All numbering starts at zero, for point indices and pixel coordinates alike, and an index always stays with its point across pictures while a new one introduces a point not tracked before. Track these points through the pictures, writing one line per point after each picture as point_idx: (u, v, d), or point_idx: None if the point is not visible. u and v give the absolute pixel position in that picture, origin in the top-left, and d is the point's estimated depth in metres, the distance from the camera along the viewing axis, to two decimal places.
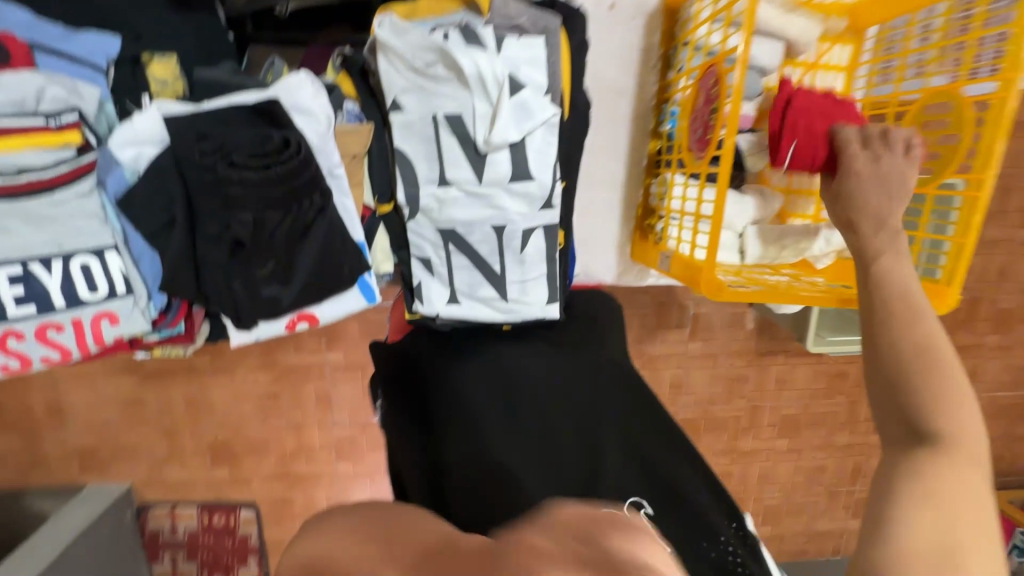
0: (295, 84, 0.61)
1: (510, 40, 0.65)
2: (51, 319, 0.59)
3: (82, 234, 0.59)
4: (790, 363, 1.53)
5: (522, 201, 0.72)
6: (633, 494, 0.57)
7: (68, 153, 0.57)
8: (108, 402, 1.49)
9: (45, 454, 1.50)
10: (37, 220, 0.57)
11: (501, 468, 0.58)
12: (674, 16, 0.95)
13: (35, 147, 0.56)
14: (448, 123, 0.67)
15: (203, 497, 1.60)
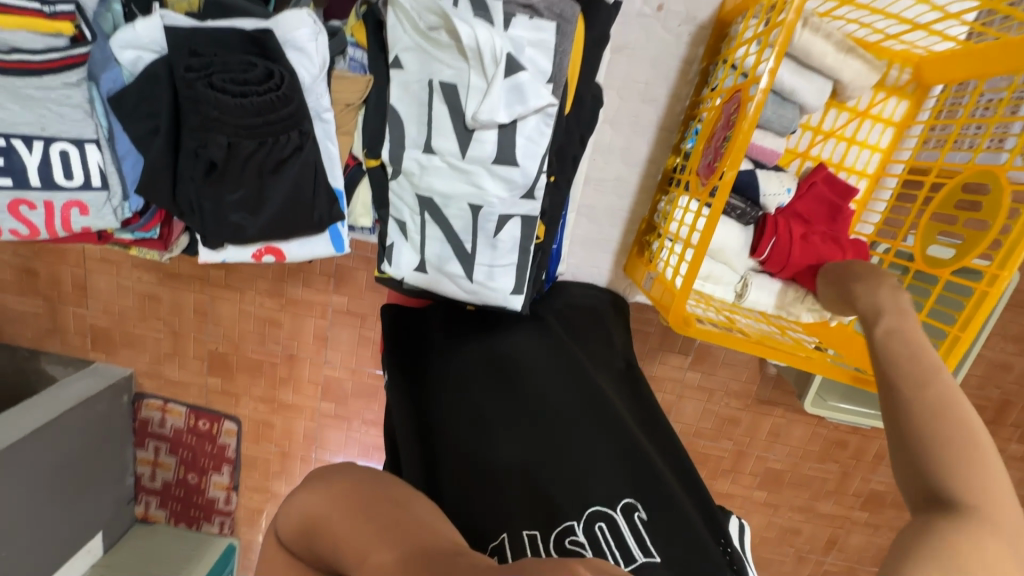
0: (293, 19, 0.61)
1: (519, 19, 0.63)
2: (25, 196, 0.66)
3: (66, 122, 0.64)
4: (788, 419, 1.47)
5: (503, 185, 0.71)
6: (627, 496, 0.59)
7: (59, 41, 0.63)
8: (126, 291, 1.59)
9: (64, 325, 1.62)
10: (24, 99, 0.62)
11: (495, 471, 0.65)
12: (722, 32, 0.90)
13: (26, 28, 0.60)
14: (441, 91, 0.66)
15: (196, 400, 1.70)
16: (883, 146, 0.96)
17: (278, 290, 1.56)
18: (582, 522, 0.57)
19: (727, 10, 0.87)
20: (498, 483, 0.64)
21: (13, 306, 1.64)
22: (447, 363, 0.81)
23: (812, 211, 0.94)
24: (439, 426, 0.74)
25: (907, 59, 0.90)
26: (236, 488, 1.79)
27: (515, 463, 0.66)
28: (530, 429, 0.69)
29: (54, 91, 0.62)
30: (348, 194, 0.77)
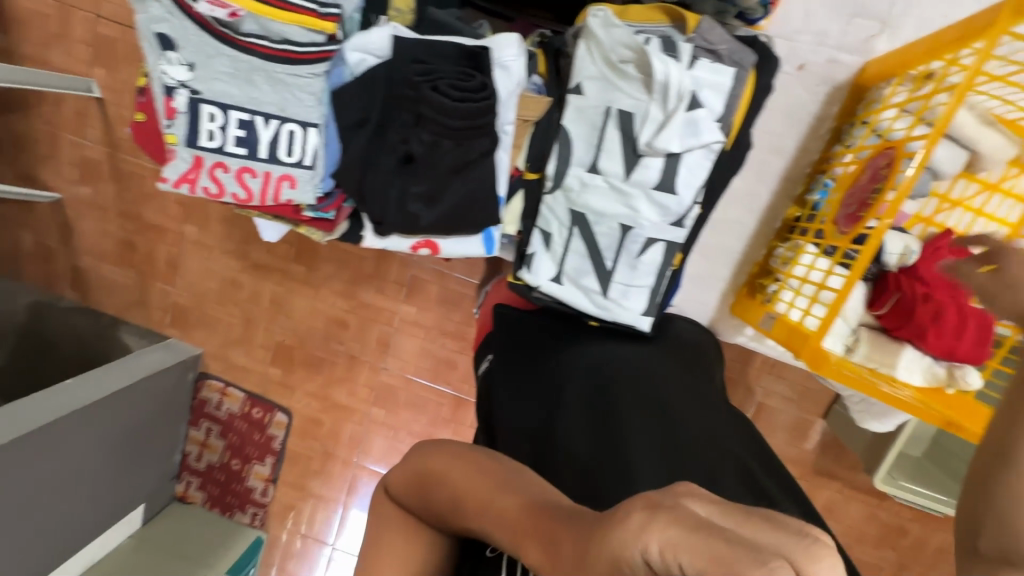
0: (504, 42, 0.68)
1: (703, 62, 0.68)
2: (251, 166, 0.66)
3: (301, 106, 0.65)
4: (843, 494, 1.43)
5: (657, 211, 0.75)
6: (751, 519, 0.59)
7: (318, 38, 0.63)
8: (211, 275, 1.71)
9: (148, 298, 1.76)
10: (274, 80, 0.63)
11: (620, 458, 0.62)
12: (859, 96, 0.94)
13: (295, 24, 0.61)
14: (618, 117, 0.72)
15: (254, 389, 1.77)
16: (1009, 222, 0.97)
17: (352, 293, 1.67)
18: None
19: (869, 76, 0.92)
20: (625, 471, 0.60)
21: (106, 275, 1.77)
22: (561, 355, 0.77)
23: (935, 275, 0.94)
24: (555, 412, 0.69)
25: None
26: (274, 481, 1.81)
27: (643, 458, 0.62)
28: (655, 428, 0.67)
29: (304, 80, 0.64)
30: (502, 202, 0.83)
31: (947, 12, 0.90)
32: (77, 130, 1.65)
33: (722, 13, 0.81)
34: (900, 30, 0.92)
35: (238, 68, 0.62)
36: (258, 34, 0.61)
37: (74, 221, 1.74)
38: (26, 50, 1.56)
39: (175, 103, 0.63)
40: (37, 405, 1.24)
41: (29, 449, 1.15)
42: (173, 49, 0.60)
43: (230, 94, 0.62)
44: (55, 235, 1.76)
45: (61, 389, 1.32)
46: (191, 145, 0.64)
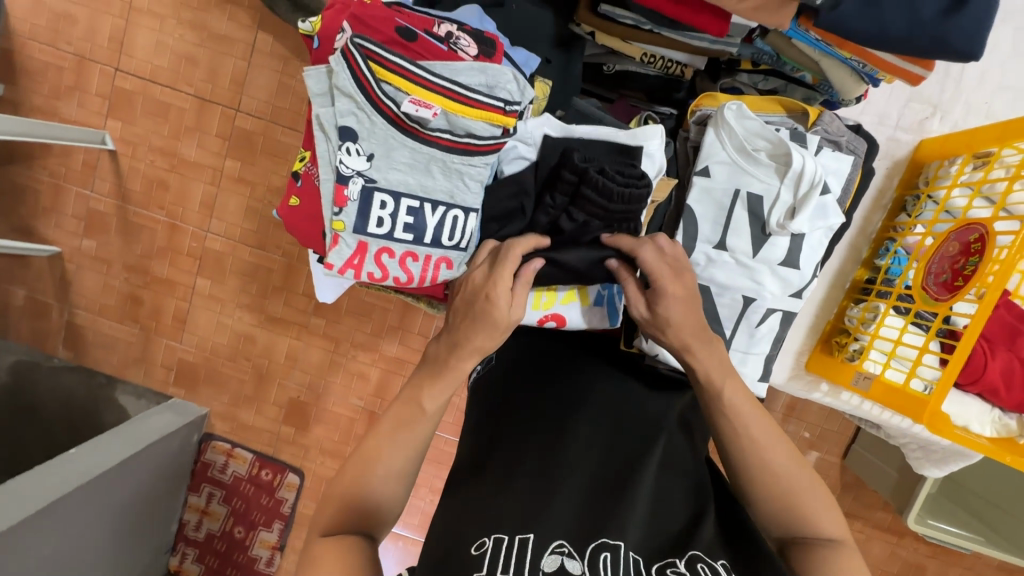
0: (650, 134, 0.73)
1: (826, 151, 0.75)
2: (415, 249, 0.67)
3: (470, 192, 0.66)
4: None
5: (779, 284, 0.80)
6: (722, 556, 0.60)
7: (498, 132, 0.63)
8: (223, 329, 1.61)
9: (152, 355, 1.64)
10: (451, 171, 0.64)
11: (610, 502, 0.64)
12: (917, 170, 1.04)
13: (481, 120, 0.62)
14: (746, 200, 0.77)
15: (263, 449, 1.66)
16: None
17: (376, 345, 1.59)
18: (683, 560, 0.58)
19: (926, 153, 1.02)
20: (617, 524, 0.60)
21: (105, 331, 1.64)
22: (534, 399, 0.77)
23: (994, 332, 1.02)
24: (553, 452, 0.70)
25: None
26: (282, 549, 1.67)
27: (637, 518, 0.62)
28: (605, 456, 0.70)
29: (476, 169, 0.65)
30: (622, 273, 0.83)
31: (989, 100, 1.03)
32: (83, 180, 1.55)
33: (810, 100, 0.89)
34: (949, 114, 1.04)
35: (420, 161, 0.63)
36: (444, 130, 0.62)
37: (73, 275, 1.61)
38: (37, 100, 1.49)
39: (346, 192, 0.63)
40: (24, 488, 1.17)
41: (18, 535, 1.09)
42: (354, 141, 0.61)
43: (407, 183, 0.63)
44: (49, 290, 1.63)
45: (54, 466, 1.25)
46: (361, 231, 0.64)
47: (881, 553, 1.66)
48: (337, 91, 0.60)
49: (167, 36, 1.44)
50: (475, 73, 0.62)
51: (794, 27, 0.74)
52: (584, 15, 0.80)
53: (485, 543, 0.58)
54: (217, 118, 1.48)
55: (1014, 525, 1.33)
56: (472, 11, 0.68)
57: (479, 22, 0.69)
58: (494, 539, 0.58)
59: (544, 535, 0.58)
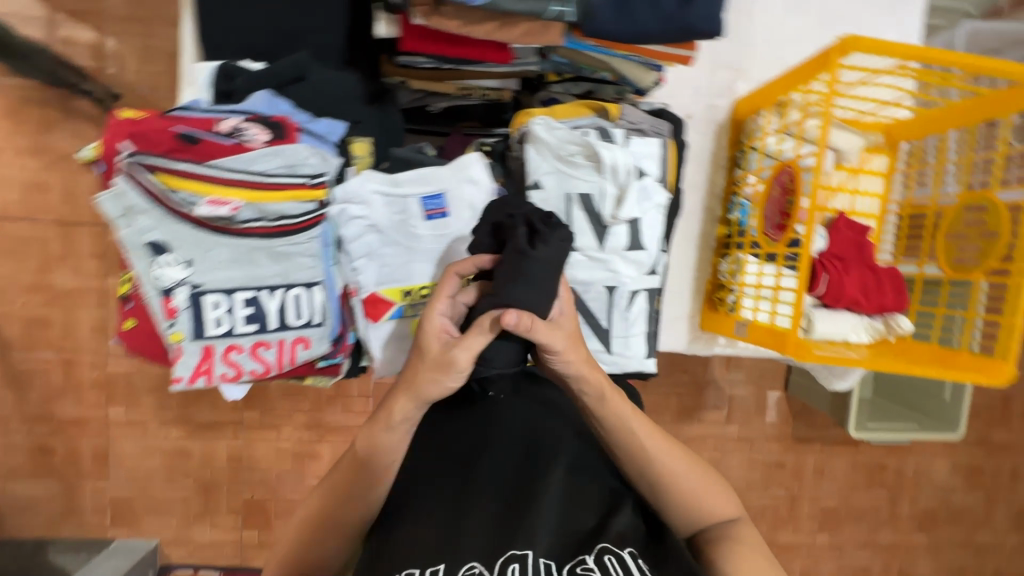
0: (469, 162, 0.76)
1: (635, 139, 0.81)
2: (264, 338, 0.67)
3: (305, 269, 0.67)
4: (825, 452, 1.76)
5: (633, 267, 0.85)
6: (632, 544, 0.60)
7: (311, 206, 0.65)
8: (152, 452, 1.51)
9: (79, 505, 1.49)
10: (277, 255, 0.65)
11: (523, 508, 0.62)
12: (739, 127, 1.14)
13: (289, 199, 0.64)
14: (579, 201, 0.81)
15: (228, 562, 1.55)
16: (880, 192, 1.18)
17: (319, 420, 1.56)
18: (593, 553, 0.59)
19: (742, 111, 1.12)
20: (524, 532, 0.59)
21: (20, 494, 1.49)
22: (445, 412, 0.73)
23: (843, 251, 1.12)
24: (467, 474, 0.67)
25: (879, 127, 1.15)
26: None
27: (548, 519, 0.61)
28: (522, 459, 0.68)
29: (302, 246, 0.66)
30: None
31: (780, 53, 1.14)
32: None
33: (622, 93, 0.94)
34: (750, 73, 1.14)
35: (241, 253, 0.64)
36: (256, 218, 0.64)
37: None
38: None
39: (175, 301, 0.63)
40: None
41: None
42: (168, 252, 0.62)
43: (235, 278, 0.64)
44: None
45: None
46: (203, 336, 0.64)
47: (844, 467, 1.77)
48: (134, 209, 0.61)
49: (6, 169, 1.36)
50: (271, 157, 0.63)
51: (571, 37, 0.78)
52: (389, 67, 0.87)
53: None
54: (86, 238, 1.40)
55: (941, 406, 1.45)
56: (259, 98, 0.75)
57: (269, 106, 0.75)
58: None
59: (453, 562, 0.57)
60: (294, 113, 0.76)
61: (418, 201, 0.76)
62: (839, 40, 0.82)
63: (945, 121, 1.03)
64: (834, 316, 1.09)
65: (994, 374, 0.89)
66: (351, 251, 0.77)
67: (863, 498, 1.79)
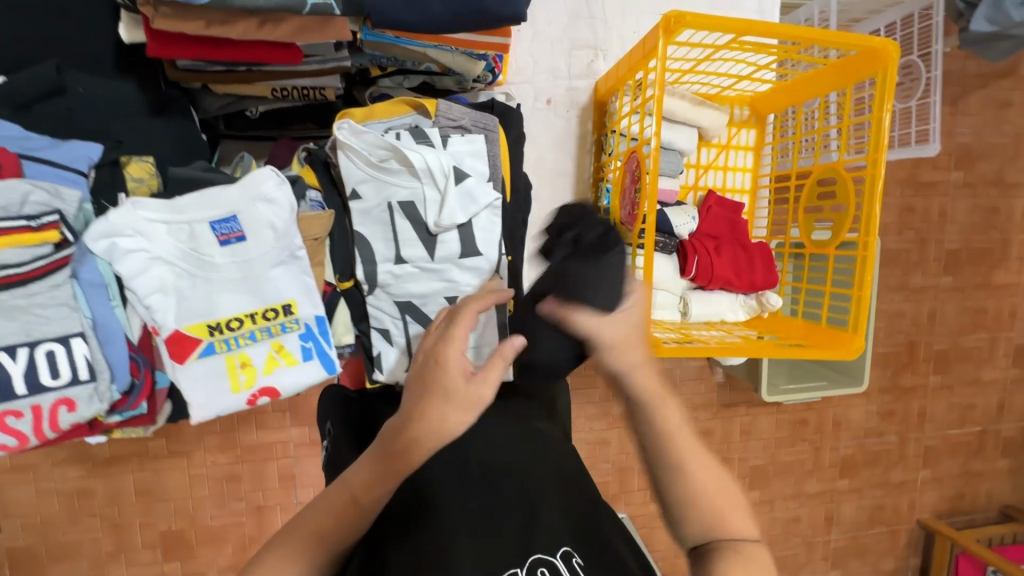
0: (261, 177, 0.70)
1: (454, 138, 0.75)
2: (12, 405, 0.61)
3: (52, 321, 0.62)
4: (750, 413, 1.65)
5: (472, 274, 0.79)
6: (565, 542, 0.52)
7: (44, 249, 0.61)
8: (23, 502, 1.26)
9: None
10: (10, 311, 0.60)
11: (451, 518, 0.53)
12: (602, 109, 1.09)
13: (12, 246, 0.60)
14: (401, 209, 0.75)
15: None
16: (750, 167, 1.16)
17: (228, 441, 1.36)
18: (524, 568, 0.50)
19: (602, 93, 1.07)
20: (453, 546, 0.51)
21: None
22: None
23: (716, 230, 1.09)
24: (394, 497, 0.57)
25: (743, 100, 1.12)
26: None
27: (480, 527, 0.53)
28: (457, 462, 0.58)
29: (42, 296, 0.61)
30: (327, 318, 0.79)
31: (636, 28, 1.09)
32: None
33: (463, 83, 0.89)
34: (610, 51, 1.09)
35: None
36: None
37: None
38: None
39: None
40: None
41: None
42: None
43: None
44: None
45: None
46: None
47: (767, 425, 1.67)
48: None
49: None
50: None
51: (367, 29, 0.74)
52: (170, 71, 0.73)
53: None
54: None
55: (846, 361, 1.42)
56: None
57: None
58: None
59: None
60: (34, 138, 0.65)
61: (208, 226, 0.69)
62: (666, 14, 0.78)
63: (800, 93, 1.01)
64: (706, 298, 1.08)
65: (847, 348, 0.91)
66: (137, 289, 0.67)
67: (789, 453, 1.70)
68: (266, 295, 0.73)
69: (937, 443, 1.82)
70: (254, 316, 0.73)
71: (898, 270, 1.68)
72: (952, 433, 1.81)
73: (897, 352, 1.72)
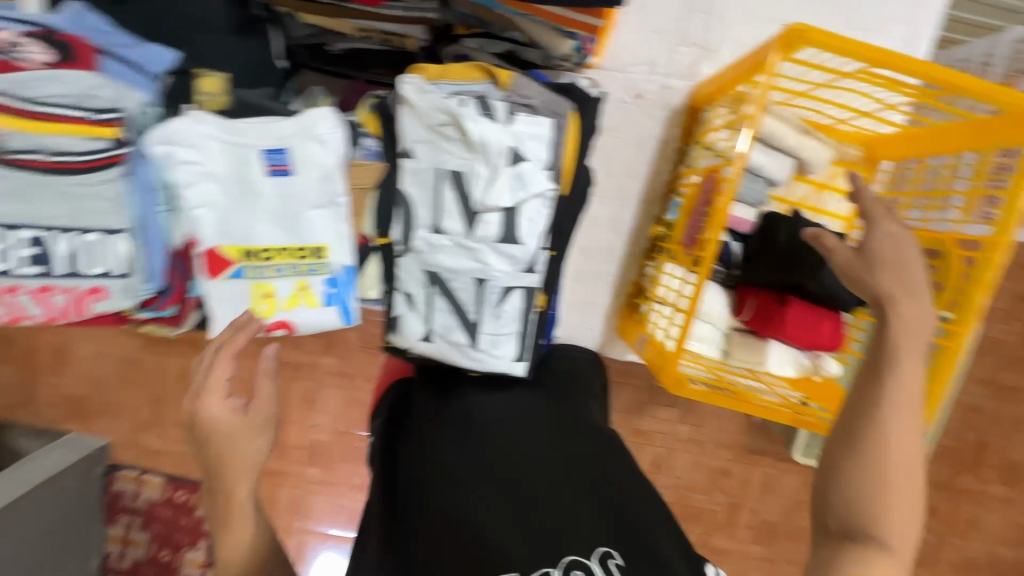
0: (321, 117, 0.69)
1: (520, 116, 0.70)
2: (53, 282, 0.67)
3: (100, 214, 0.66)
4: (778, 468, 1.46)
5: (506, 261, 0.76)
6: (602, 543, 0.55)
7: (102, 144, 0.64)
8: (103, 359, 1.38)
9: (33, 398, 1.38)
10: (65, 196, 0.65)
11: (488, 520, 0.59)
12: (695, 117, 1.00)
13: (75, 135, 0.63)
14: (450, 178, 0.72)
15: (171, 469, 1.42)
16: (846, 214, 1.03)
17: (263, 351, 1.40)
18: (557, 571, 0.54)
19: (699, 99, 0.97)
20: (496, 545, 0.56)
21: None
22: (420, 426, 0.73)
23: None
24: (440, 491, 0.63)
25: (857, 139, 1.00)
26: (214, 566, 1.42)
27: (517, 527, 0.58)
28: (489, 466, 0.65)
29: (93, 189, 0.65)
30: (357, 269, 0.79)
31: (755, 34, 0.98)
32: None
33: (550, 61, 0.82)
34: (718, 54, 0.99)
35: (23, 187, 0.64)
36: (38, 149, 0.63)
37: None
38: None
39: None
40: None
41: None
42: None
43: (17, 213, 0.64)
44: None
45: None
46: None
47: (794, 485, 1.48)
48: None
49: None
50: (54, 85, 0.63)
51: None
52: None
53: None
54: None
55: None
56: (64, 10, 0.64)
57: (74, 23, 0.65)
58: None
59: None
60: (115, 36, 0.67)
61: (260, 153, 0.70)
62: (788, 27, 0.68)
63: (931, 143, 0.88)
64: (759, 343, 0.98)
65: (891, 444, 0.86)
66: (184, 200, 0.69)
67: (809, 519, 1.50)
68: (301, 234, 0.73)
69: (980, 556, 1.61)
70: (286, 251, 0.74)
71: (989, 362, 1.47)
72: (1000, 551, 1.60)
73: (961, 448, 1.53)
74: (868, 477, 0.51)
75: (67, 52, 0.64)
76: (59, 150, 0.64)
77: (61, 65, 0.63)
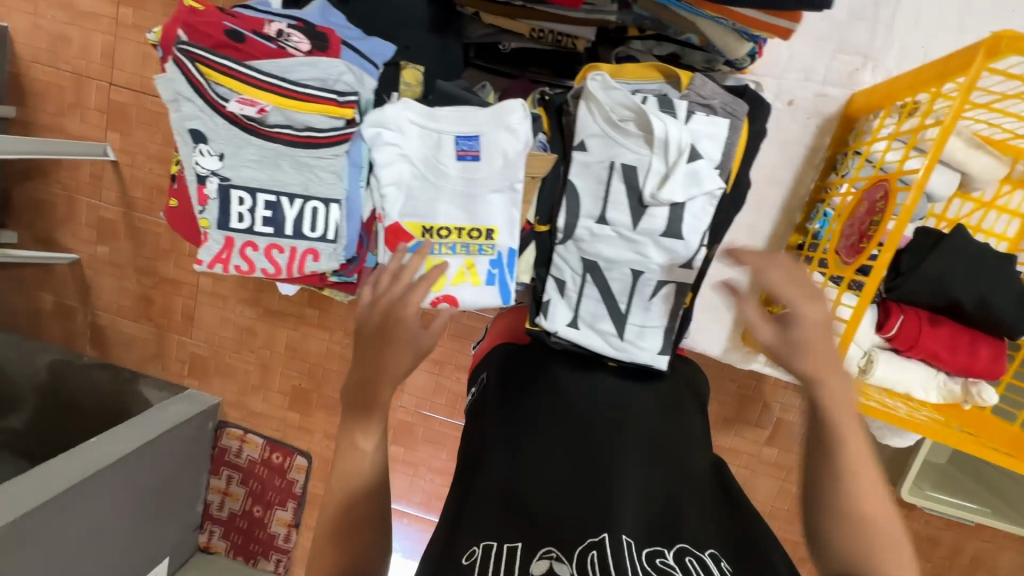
0: (510, 108, 0.75)
1: (699, 116, 0.74)
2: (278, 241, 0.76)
3: (324, 184, 0.74)
4: None
5: (665, 255, 0.78)
6: (712, 545, 0.54)
7: (340, 123, 0.73)
8: (225, 324, 1.47)
9: (166, 350, 1.52)
10: (300, 166, 0.73)
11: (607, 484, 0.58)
12: (849, 126, 0.98)
13: (320, 113, 0.72)
14: (622, 172, 0.76)
15: (270, 431, 1.52)
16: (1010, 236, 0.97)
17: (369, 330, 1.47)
18: (670, 551, 0.52)
19: (857, 107, 0.95)
20: (613, 508, 0.55)
21: (124, 330, 1.53)
22: (541, 383, 0.74)
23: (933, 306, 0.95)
24: (562, 442, 0.64)
25: None
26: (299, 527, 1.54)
27: (630, 500, 0.57)
28: (614, 440, 0.65)
29: (324, 161, 0.73)
30: (517, 253, 0.83)
31: (925, 44, 0.95)
32: (92, 191, 1.42)
33: (712, 62, 0.86)
34: (882, 63, 0.96)
35: (269, 157, 0.73)
36: (288, 126, 0.72)
37: (92, 281, 1.50)
38: (42, 120, 1.36)
39: (206, 190, 0.74)
40: (35, 482, 1.09)
41: (47, 518, 1.07)
42: (205, 143, 0.72)
43: (260, 179, 0.73)
44: (47, 286, 1.53)
45: (74, 453, 1.18)
46: (226, 227, 0.74)
47: None
48: (180, 96, 0.71)
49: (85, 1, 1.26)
50: (309, 69, 0.72)
51: None
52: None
53: (476, 550, 0.51)
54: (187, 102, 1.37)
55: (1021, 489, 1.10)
56: (314, 8, 0.76)
57: (323, 18, 0.77)
58: (485, 545, 0.52)
59: (534, 539, 0.52)
60: (350, 29, 0.77)
61: (454, 139, 0.77)
62: (992, 35, 0.66)
63: None
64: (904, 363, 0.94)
65: None
66: (381, 176, 0.76)
67: None
68: (477, 215, 0.79)
69: None
70: (460, 230, 0.79)
71: None
72: None
73: None
74: (854, 531, 0.55)
75: (321, 42, 0.74)
76: (304, 126, 0.73)
77: (315, 53, 0.73)
